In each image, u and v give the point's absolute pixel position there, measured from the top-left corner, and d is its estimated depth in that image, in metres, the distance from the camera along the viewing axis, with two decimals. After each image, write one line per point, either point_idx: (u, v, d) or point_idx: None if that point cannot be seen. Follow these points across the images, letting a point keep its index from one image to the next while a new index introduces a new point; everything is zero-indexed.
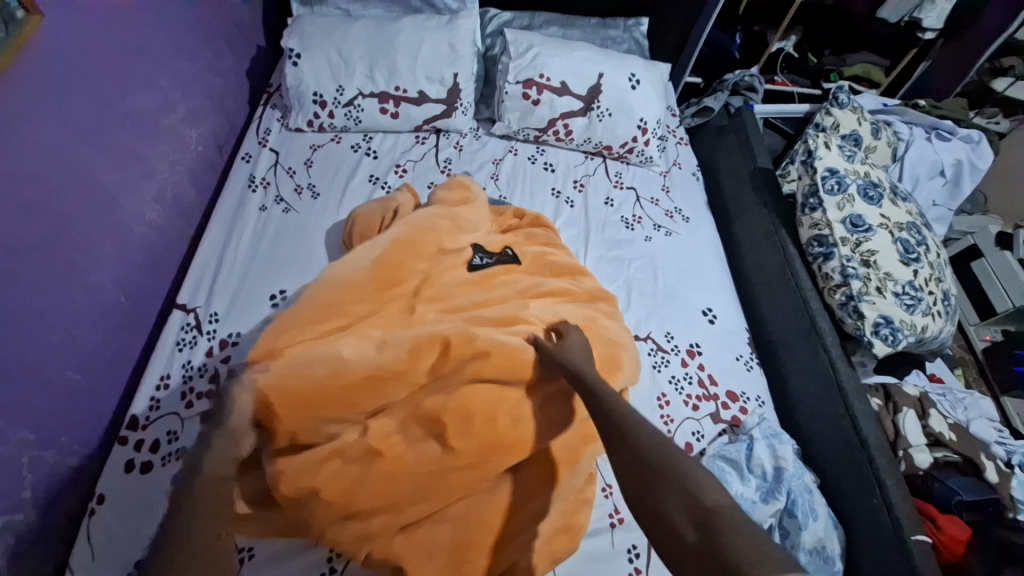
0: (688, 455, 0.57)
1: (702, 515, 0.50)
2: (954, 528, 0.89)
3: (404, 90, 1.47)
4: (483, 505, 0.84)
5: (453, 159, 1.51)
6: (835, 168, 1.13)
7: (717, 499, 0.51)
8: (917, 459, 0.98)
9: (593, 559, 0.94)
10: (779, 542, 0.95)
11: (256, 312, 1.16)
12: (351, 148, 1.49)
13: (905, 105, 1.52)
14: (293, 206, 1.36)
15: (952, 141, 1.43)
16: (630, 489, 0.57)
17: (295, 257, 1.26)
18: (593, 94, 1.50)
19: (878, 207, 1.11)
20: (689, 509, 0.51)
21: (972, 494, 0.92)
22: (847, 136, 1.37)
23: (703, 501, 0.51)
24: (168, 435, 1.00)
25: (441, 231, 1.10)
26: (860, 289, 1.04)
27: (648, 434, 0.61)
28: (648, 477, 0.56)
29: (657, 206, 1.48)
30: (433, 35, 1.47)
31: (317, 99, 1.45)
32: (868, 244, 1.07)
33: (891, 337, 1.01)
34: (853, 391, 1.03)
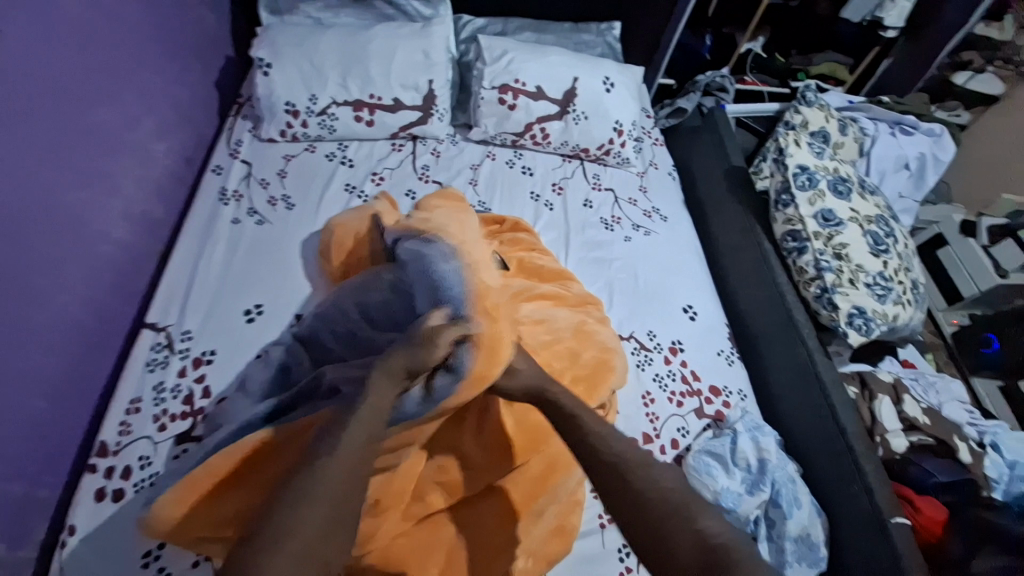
0: (675, 490, 0.63)
1: (704, 547, 0.57)
2: (930, 508, 0.90)
3: (379, 97, 1.46)
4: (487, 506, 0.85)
5: (431, 166, 1.50)
6: (805, 165, 1.16)
7: (714, 531, 0.58)
8: (893, 444, 1.00)
9: (583, 561, 0.94)
10: (765, 533, 0.96)
11: (231, 328, 1.13)
12: (326, 157, 1.48)
13: (869, 101, 1.57)
14: (268, 217, 1.33)
15: (915, 136, 1.48)
16: (629, 531, 0.62)
17: (271, 270, 1.24)
18: (569, 98, 1.51)
19: (847, 201, 1.14)
20: (692, 543, 0.58)
21: (947, 476, 0.94)
22: (816, 133, 1.41)
23: (702, 535, 0.58)
24: (140, 460, 0.97)
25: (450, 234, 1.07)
26: (833, 281, 1.06)
27: (638, 473, 0.65)
28: (648, 519, 0.61)
29: (635, 206, 1.50)
30: (406, 43, 1.46)
31: (289, 108, 1.43)
32: (839, 237, 1.09)
33: (864, 327, 1.04)
34: (831, 381, 1.06)
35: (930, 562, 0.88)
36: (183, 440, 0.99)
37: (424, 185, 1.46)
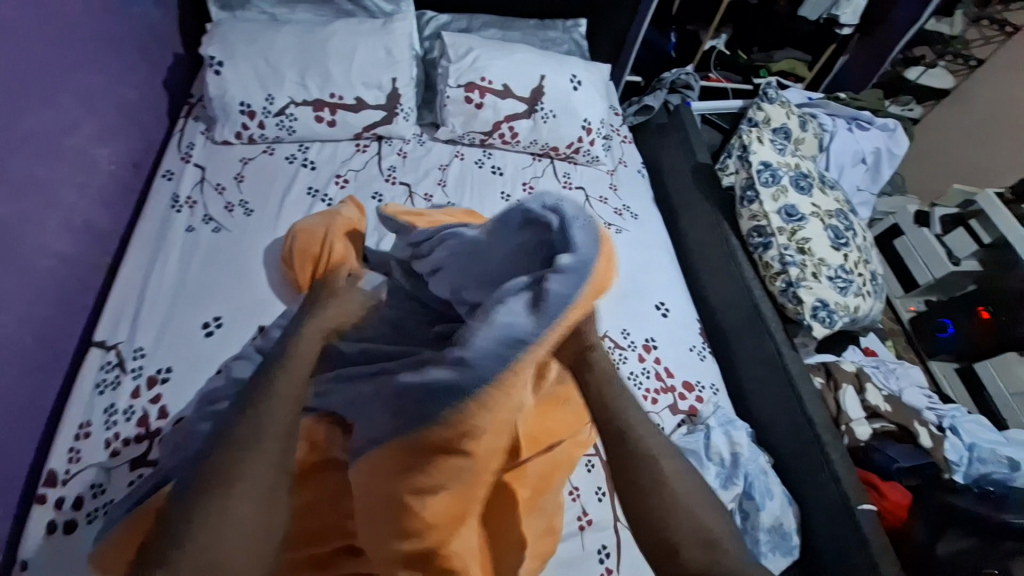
0: (691, 487, 0.59)
1: (707, 544, 0.55)
2: (896, 494, 0.94)
3: (340, 97, 1.41)
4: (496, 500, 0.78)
5: (398, 167, 1.46)
6: (768, 162, 1.18)
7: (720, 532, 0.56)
8: (858, 432, 1.04)
9: (564, 566, 0.93)
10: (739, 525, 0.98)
11: (188, 344, 1.07)
12: (286, 159, 1.42)
13: (827, 98, 1.62)
14: (225, 224, 1.27)
15: (871, 131, 1.53)
16: (628, 502, 0.59)
17: (230, 281, 1.18)
18: (536, 96, 1.49)
19: (809, 196, 1.16)
20: (693, 539, 0.56)
21: (909, 460, 0.99)
22: (778, 129, 1.44)
23: (707, 533, 0.56)
24: (93, 489, 0.91)
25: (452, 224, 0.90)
26: (797, 275, 1.09)
27: (658, 462, 0.59)
28: (652, 505, 0.57)
29: (606, 204, 1.50)
30: (367, 40, 1.42)
31: (244, 109, 1.37)
32: (802, 232, 1.12)
33: (827, 320, 1.06)
34: (798, 373, 1.08)
35: (896, 545, 0.92)
36: (139, 465, 0.93)
37: (391, 187, 1.42)
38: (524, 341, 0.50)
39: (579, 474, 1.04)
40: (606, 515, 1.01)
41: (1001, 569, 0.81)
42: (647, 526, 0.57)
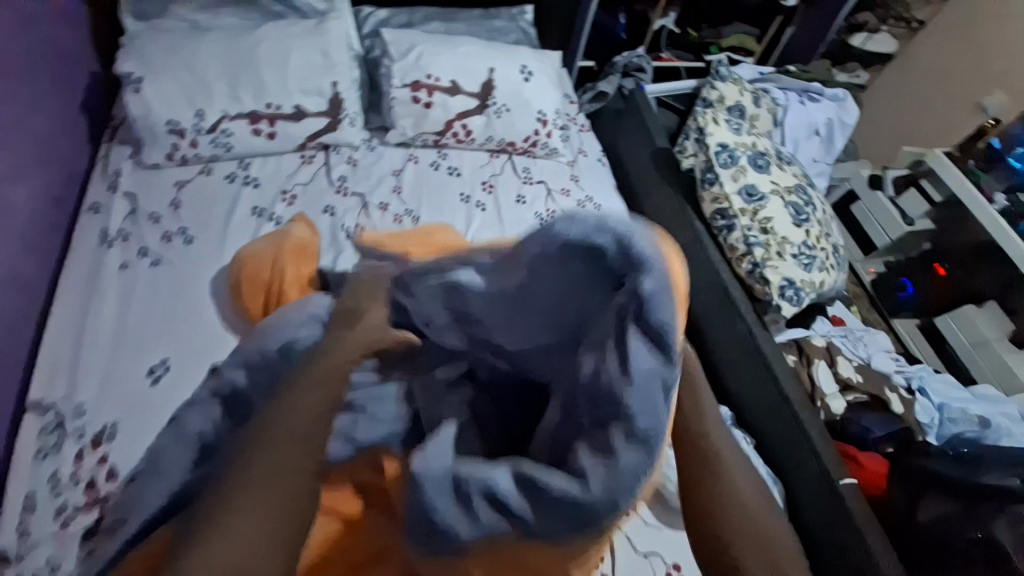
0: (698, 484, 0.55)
1: None
2: (873, 463, 0.97)
3: (277, 107, 1.32)
4: None
5: (349, 176, 1.39)
6: (726, 143, 1.17)
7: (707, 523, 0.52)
8: (833, 406, 1.05)
9: None
10: None
11: (133, 393, 1.00)
12: (226, 179, 1.32)
13: (778, 72, 1.62)
14: (164, 256, 1.18)
15: (822, 102, 1.55)
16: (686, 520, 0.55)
17: (173, 318, 1.10)
18: (487, 90, 1.44)
19: (768, 175, 1.16)
20: None
21: (883, 429, 1.01)
22: (733, 107, 1.44)
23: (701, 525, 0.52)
24: (48, 564, 0.83)
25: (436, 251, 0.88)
26: (762, 256, 1.08)
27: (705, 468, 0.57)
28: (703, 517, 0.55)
29: (569, 197, 1.47)
30: (301, 43, 1.33)
31: (172, 128, 1.26)
32: (764, 212, 1.11)
33: (795, 298, 1.06)
34: (771, 353, 1.08)
35: (878, 514, 0.92)
36: (95, 532, 0.85)
37: (343, 198, 1.34)
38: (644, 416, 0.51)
39: None
40: None
41: (983, 533, 0.79)
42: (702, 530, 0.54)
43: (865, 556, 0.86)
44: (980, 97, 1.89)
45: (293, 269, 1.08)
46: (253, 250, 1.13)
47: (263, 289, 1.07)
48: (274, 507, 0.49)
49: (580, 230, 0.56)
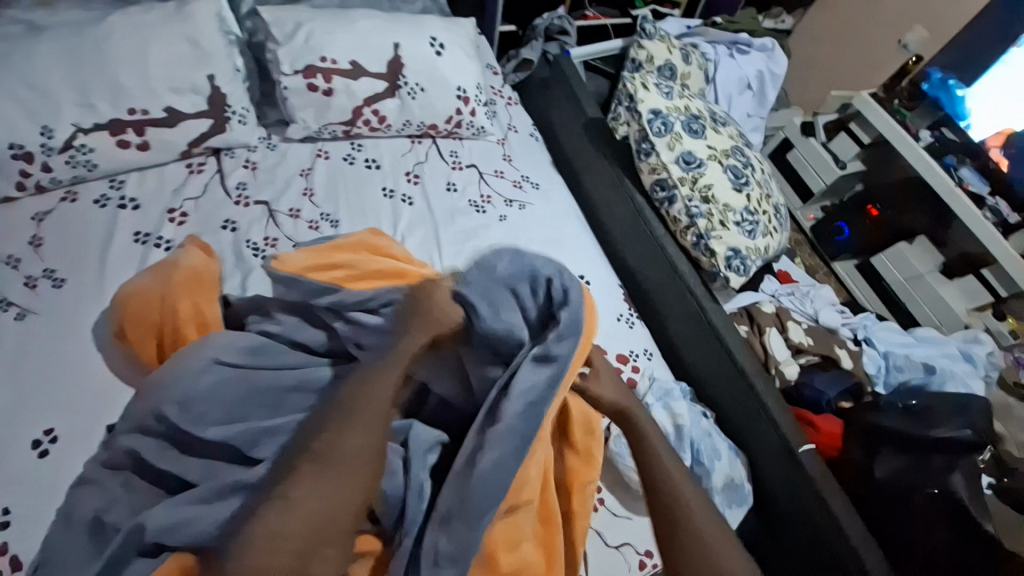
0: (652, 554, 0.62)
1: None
2: (829, 424, 0.95)
3: (144, 111, 1.11)
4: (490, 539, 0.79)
5: (249, 182, 1.22)
6: (658, 109, 1.09)
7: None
8: (787, 371, 1.03)
9: None
10: None
11: (11, 478, 0.81)
12: (97, 203, 1.12)
13: (705, 24, 1.55)
14: (29, 307, 0.97)
15: (751, 54, 1.50)
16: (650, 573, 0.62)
17: (53, 379, 0.91)
18: (395, 69, 1.27)
19: (703, 139, 1.09)
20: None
21: (835, 389, 0.99)
22: (662, 67, 1.36)
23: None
24: None
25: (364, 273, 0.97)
26: (706, 227, 1.03)
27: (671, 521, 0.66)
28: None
29: (503, 179, 1.36)
30: (161, 32, 1.11)
31: (15, 151, 1.03)
32: (704, 179, 1.05)
33: (742, 267, 1.02)
34: (724, 326, 1.04)
35: (836, 474, 0.92)
36: None
37: (245, 209, 1.17)
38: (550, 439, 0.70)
39: None
40: None
41: (939, 487, 0.80)
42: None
43: (830, 521, 0.85)
44: (898, 34, 1.91)
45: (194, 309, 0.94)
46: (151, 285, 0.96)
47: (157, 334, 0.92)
48: (375, 450, 0.61)
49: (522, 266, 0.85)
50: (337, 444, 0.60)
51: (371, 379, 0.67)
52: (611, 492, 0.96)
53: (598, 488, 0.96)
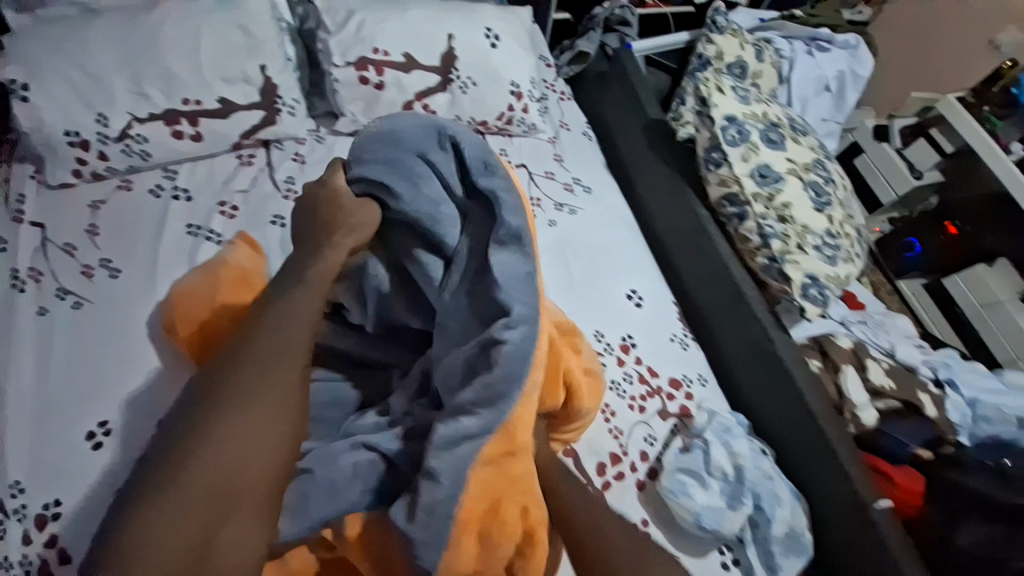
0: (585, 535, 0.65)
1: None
2: (908, 479, 0.88)
3: (197, 102, 1.09)
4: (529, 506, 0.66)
5: (296, 176, 1.19)
6: (733, 116, 0.99)
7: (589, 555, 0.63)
8: (864, 417, 0.94)
9: None
10: (750, 539, 0.87)
11: (71, 468, 0.82)
12: (151, 193, 1.11)
13: (782, 16, 1.41)
14: (86, 296, 0.98)
15: (832, 52, 1.36)
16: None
17: (110, 369, 0.91)
18: (448, 62, 1.21)
19: (782, 151, 1.00)
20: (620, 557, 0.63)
21: (916, 442, 0.92)
22: (733, 64, 1.24)
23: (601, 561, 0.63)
24: None
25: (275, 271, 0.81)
26: (780, 249, 0.94)
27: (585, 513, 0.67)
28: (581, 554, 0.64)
29: (553, 180, 1.28)
30: (214, 20, 1.09)
31: (73, 139, 1.04)
32: (781, 197, 0.96)
33: (820, 297, 0.93)
34: (791, 359, 0.96)
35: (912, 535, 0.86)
36: None
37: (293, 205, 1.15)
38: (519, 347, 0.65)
39: None
40: None
41: None
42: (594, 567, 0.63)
43: None
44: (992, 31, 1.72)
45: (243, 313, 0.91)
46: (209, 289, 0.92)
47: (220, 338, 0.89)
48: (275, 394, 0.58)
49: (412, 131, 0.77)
50: (235, 414, 0.56)
51: (279, 318, 0.64)
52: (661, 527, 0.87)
53: (645, 521, 0.87)
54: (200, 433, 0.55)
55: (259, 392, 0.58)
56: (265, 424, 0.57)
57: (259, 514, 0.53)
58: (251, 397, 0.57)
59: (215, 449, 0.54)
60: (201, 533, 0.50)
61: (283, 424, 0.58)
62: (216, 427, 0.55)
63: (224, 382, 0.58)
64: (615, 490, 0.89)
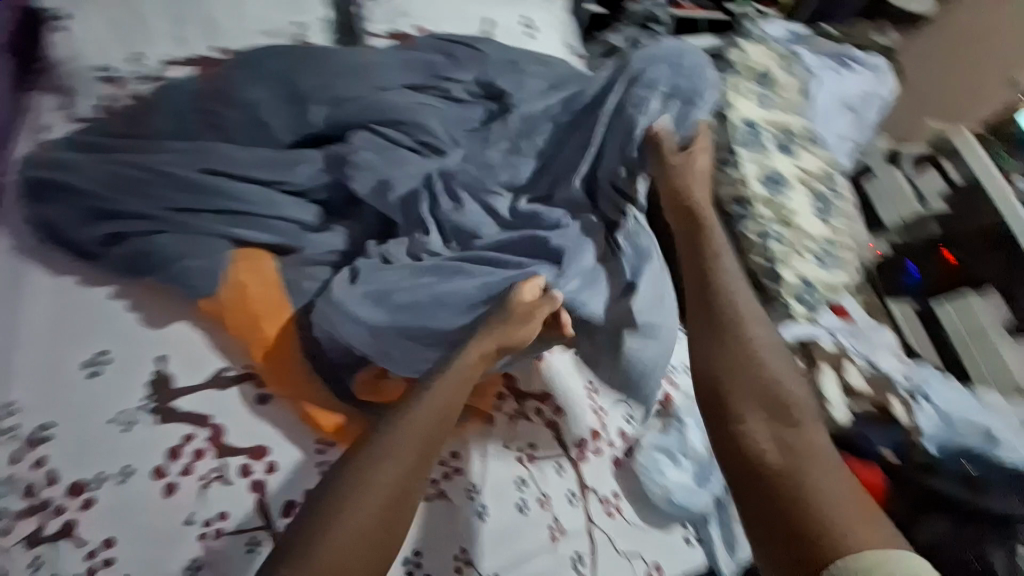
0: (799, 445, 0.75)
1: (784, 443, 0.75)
2: (871, 477, 0.92)
3: (232, 51, 1.12)
4: (366, 157, 1.00)
5: None
6: (752, 121, 1.04)
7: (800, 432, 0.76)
8: (838, 416, 0.97)
9: None
10: (689, 534, 1.01)
11: (70, 393, 0.87)
12: None
13: (814, 34, 1.50)
14: None
15: (858, 72, 1.43)
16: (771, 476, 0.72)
17: (99, 318, 0.93)
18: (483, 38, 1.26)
19: (794, 160, 1.05)
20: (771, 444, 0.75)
21: (885, 444, 0.95)
22: (756, 70, 1.29)
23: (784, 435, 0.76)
24: None
25: (184, 355, 0.93)
26: (780, 253, 1.00)
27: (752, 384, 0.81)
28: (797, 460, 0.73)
29: None
30: None
31: (105, 74, 1.06)
32: (786, 203, 1.02)
33: (807, 301, 1.02)
34: (780, 361, 0.98)
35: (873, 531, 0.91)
36: (35, 543, 0.79)
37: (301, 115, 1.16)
38: (358, 168, 0.98)
39: (549, 480, 1.00)
40: (578, 521, 0.98)
41: (980, 560, 0.84)
42: (783, 463, 0.72)
43: None
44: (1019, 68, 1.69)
45: (243, 187, 0.96)
46: (127, 205, 0.93)
47: (138, 259, 0.90)
48: (361, 517, 0.69)
49: (125, 127, 1.02)
50: (335, 522, 0.68)
51: (362, 481, 0.71)
52: (630, 503, 1.01)
53: (616, 494, 1.01)
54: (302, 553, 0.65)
55: (372, 475, 0.72)
56: (364, 541, 0.68)
57: (362, 540, 0.68)
58: (336, 524, 0.68)
59: (315, 550, 0.65)
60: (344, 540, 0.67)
61: (421, 449, 0.76)
62: (322, 537, 0.66)
63: (336, 516, 0.68)
64: (590, 462, 1.02)
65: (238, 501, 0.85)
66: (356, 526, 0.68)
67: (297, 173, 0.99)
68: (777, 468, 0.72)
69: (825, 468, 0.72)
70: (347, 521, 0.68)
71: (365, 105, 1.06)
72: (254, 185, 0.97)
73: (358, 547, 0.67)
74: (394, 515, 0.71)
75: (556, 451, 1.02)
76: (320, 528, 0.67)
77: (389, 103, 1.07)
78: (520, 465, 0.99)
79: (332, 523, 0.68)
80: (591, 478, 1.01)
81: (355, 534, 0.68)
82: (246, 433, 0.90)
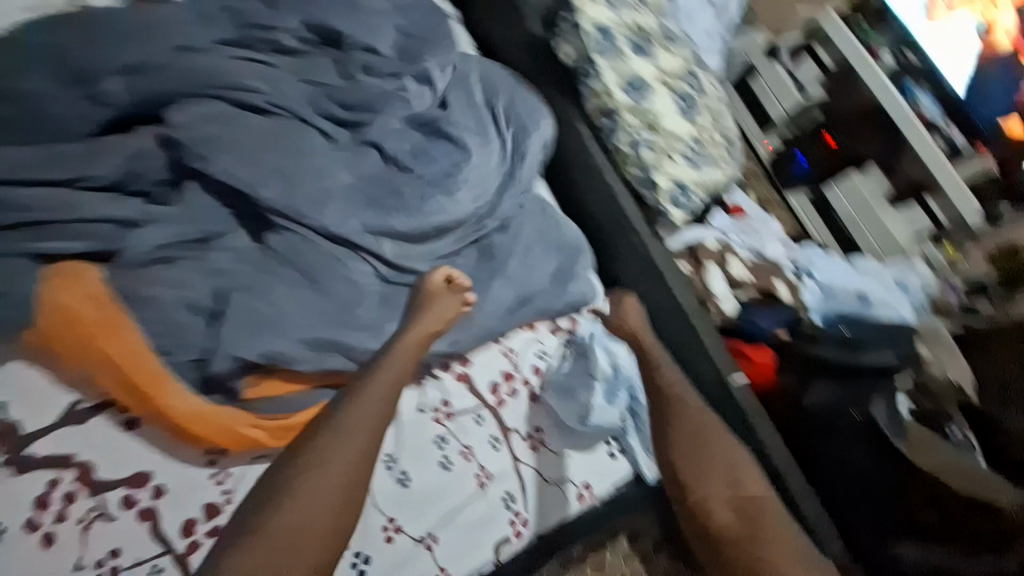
0: (758, 516, 0.81)
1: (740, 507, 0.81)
2: (760, 357, 1.00)
3: None
4: (192, 135, 0.88)
5: None
6: (604, 25, 0.98)
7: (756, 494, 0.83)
8: (726, 308, 1.05)
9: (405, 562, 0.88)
10: (612, 448, 1.04)
11: None
12: None
13: None
14: None
15: None
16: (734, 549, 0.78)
17: None
18: None
19: (653, 61, 1.02)
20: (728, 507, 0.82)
21: (769, 324, 1.02)
22: None
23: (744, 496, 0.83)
24: None
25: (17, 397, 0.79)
26: (652, 160, 1.01)
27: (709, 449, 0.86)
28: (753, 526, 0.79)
29: None
30: None
31: None
32: (650, 107, 1.00)
33: (682, 203, 1.04)
34: (668, 267, 1.01)
35: (769, 403, 0.98)
36: None
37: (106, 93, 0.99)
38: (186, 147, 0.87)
39: (468, 432, 0.98)
40: (504, 464, 0.98)
41: (861, 414, 0.88)
42: (741, 531, 0.79)
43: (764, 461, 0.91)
44: None
45: (40, 192, 0.81)
46: None
47: None
48: (316, 503, 0.76)
49: None
50: (285, 501, 0.76)
51: (317, 463, 0.78)
52: (552, 434, 1.02)
53: (539, 428, 1.02)
54: (256, 524, 0.75)
55: (321, 460, 0.79)
56: (313, 515, 0.75)
57: (318, 526, 0.75)
58: (291, 496, 0.76)
59: (273, 517, 0.75)
60: (297, 520, 0.74)
61: (369, 435, 0.82)
62: (278, 509, 0.75)
63: (291, 491, 0.77)
64: (508, 405, 1.02)
65: (134, 533, 0.79)
66: (305, 508, 0.75)
67: (103, 164, 0.85)
68: (731, 530, 0.79)
69: (787, 542, 0.78)
70: (293, 500, 0.76)
71: (178, 72, 0.92)
72: (56, 188, 0.82)
73: (311, 526, 0.75)
74: (344, 502, 0.77)
75: (472, 403, 1.00)
76: (279, 508, 0.76)
77: (205, 67, 0.92)
78: (437, 424, 0.97)
79: (283, 498, 0.76)
80: (511, 419, 1.01)
81: (303, 512, 0.75)
82: (119, 463, 0.82)
